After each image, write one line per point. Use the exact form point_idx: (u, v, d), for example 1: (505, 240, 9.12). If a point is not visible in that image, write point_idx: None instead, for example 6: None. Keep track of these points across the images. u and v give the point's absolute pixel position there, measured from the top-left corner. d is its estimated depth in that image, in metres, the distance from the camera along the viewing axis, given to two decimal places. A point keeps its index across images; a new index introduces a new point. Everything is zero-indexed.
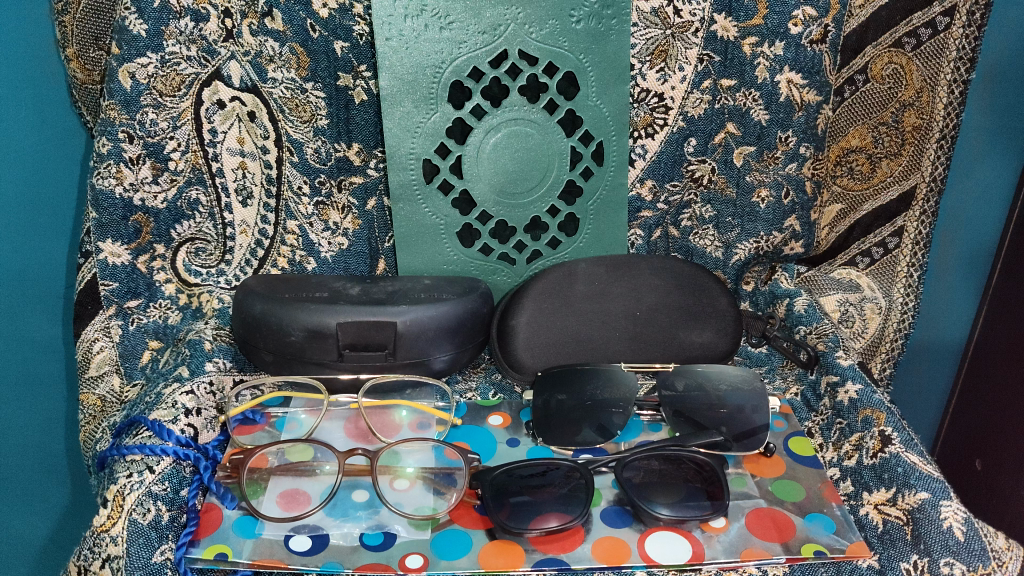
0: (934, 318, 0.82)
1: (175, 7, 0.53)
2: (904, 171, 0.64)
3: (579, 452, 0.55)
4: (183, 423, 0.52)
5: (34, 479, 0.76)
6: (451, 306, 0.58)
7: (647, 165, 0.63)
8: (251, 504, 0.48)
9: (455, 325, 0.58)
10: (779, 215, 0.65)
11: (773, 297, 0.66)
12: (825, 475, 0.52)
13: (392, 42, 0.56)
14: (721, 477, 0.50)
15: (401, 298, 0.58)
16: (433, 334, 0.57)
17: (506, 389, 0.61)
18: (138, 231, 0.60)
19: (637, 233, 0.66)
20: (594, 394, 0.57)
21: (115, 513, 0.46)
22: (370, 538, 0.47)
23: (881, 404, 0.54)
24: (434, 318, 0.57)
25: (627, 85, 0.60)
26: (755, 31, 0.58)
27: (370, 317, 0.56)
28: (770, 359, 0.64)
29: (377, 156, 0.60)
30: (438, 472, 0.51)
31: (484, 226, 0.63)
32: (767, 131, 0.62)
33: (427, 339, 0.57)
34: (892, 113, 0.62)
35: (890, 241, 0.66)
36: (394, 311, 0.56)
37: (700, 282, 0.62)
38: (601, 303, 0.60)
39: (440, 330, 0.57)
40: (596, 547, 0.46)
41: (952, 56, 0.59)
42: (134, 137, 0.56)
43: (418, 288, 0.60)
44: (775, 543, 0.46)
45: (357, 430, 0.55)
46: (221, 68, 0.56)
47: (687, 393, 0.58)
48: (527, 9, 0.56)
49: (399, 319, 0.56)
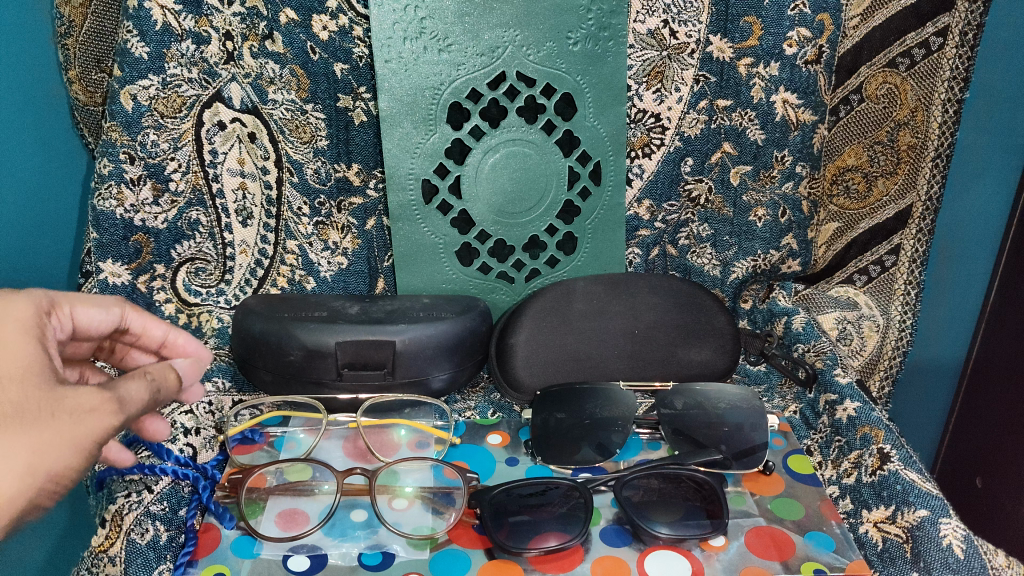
0: (933, 336, 0.82)
1: (176, 29, 0.54)
2: (901, 190, 0.65)
3: (579, 471, 0.55)
4: (181, 442, 0.53)
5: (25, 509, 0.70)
6: (450, 325, 0.58)
7: (645, 185, 0.64)
8: (250, 524, 0.48)
9: (453, 344, 0.58)
10: (777, 233, 0.66)
11: (771, 315, 0.67)
12: (825, 493, 0.52)
13: (391, 64, 0.56)
14: (720, 496, 0.50)
15: (400, 317, 0.58)
16: (432, 353, 0.57)
17: (506, 408, 0.61)
18: (138, 251, 0.60)
19: (636, 252, 0.67)
20: (594, 413, 0.57)
21: (114, 533, 0.46)
22: (369, 558, 0.47)
23: (880, 421, 0.54)
24: (433, 337, 0.57)
25: (625, 106, 0.60)
26: (750, 52, 0.59)
27: (369, 336, 0.56)
28: (768, 378, 0.64)
29: (377, 176, 0.61)
30: (438, 491, 0.51)
31: (483, 245, 0.64)
32: (763, 150, 0.63)
33: (426, 357, 0.57)
34: (888, 132, 0.63)
35: (887, 259, 0.67)
36: (393, 330, 0.56)
37: (699, 300, 0.62)
38: (601, 321, 0.60)
39: (439, 348, 0.57)
40: (596, 566, 0.46)
41: (946, 76, 0.60)
42: (134, 159, 0.57)
43: (417, 307, 0.60)
44: (775, 562, 0.46)
45: (356, 450, 0.56)
46: (222, 90, 0.57)
47: (687, 411, 0.58)
48: (525, 32, 0.57)
49: (398, 338, 0.56)
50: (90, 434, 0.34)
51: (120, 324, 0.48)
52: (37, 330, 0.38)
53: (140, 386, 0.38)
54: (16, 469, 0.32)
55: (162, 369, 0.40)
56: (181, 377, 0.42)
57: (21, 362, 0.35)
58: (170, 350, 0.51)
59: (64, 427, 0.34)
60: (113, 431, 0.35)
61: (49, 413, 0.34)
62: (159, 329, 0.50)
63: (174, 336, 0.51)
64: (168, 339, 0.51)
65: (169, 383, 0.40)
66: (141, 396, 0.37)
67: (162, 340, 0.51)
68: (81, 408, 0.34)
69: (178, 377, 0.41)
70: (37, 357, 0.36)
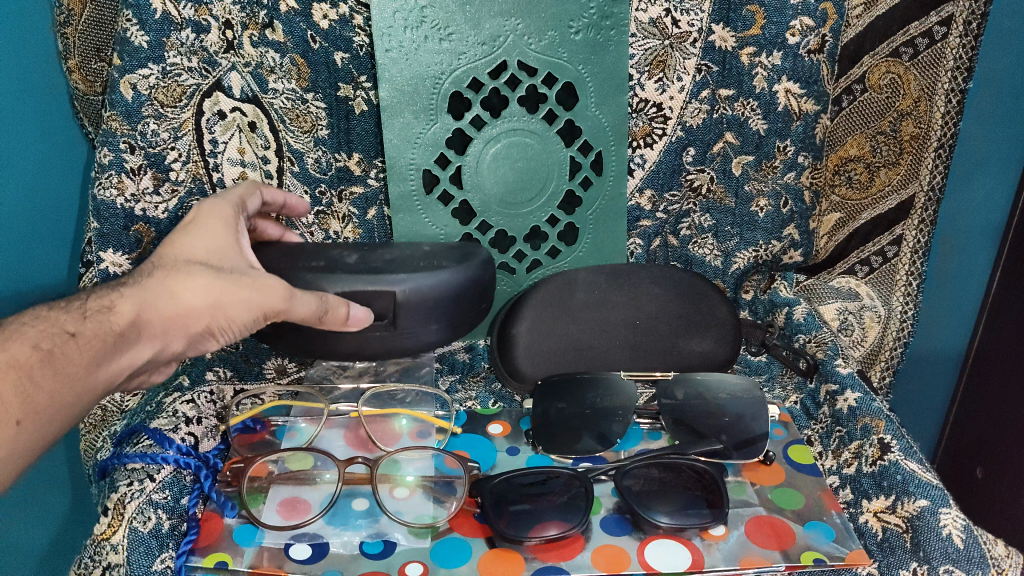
0: (934, 327, 0.82)
1: (176, 18, 0.53)
2: (903, 180, 0.64)
3: (579, 461, 0.55)
4: (183, 432, 0.53)
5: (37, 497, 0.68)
6: (452, 274, 0.53)
7: (647, 175, 0.64)
8: (251, 513, 0.48)
9: (457, 294, 0.53)
10: (778, 224, 0.66)
11: (772, 305, 0.66)
12: (825, 483, 0.52)
13: (392, 53, 0.56)
14: (721, 485, 0.50)
15: (399, 265, 0.53)
16: (434, 303, 0.52)
17: (506, 398, 0.61)
18: (138, 241, 0.59)
19: (637, 242, 0.67)
20: (595, 403, 0.57)
21: (115, 522, 0.46)
22: (370, 546, 0.47)
23: (880, 412, 0.54)
24: (435, 286, 0.52)
25: (626, 96, 0.60)
26: (753, 41, 0.59)
27: (369, 291, 0.51)
28: (770, 368, 0.64)
29: (377, 166, 0.61)
30: (438, 480, 0.52)
31: (484, 236, 0.64)
32: (765, 140, 0.62)
33: (428, 308, 0.52)
34: (891, 122, 0.62)
35: (888, 250, 0.67)
36: (392, 279, 0.51)
37: (699, 290, 0.60)
38: (602, 311, 0.60)
39: (441, 298, 0.52)
40: (596, 555, 0.46)
41: (948, 65, 0.60)
42: (135, 148, 0.56)
43: (417, 256, 0.55)
44: (774, 551, 0.46)
45: (357, 439, 0.56)
46: (222, 79, 0.56)
47: (687, 401, 0.58)
48: (527, 20, 0.57)
49: (397, 288, 0.51)
50: (262, 302, 0.47)
51: (261, 203, 0.57)
52: (233, 218, 0.51)
53: (311, 298, 0.48)
54: (205, 300, 0.46)
55: (337, 299, 0.49)
56: (348, 316, 0.49)
57: (221, 242, 0.49)
58: (288, 211, 0.59)
59: (248, 288, 0.47)
60: (283, 312, 0.48)
61: (240, 275, 0.47)
62: (278, 196, 0.58)
63: (290, 201, 0.59)
64: (288, 202, 0.59)
65: (336, 313, 0.49)
66: (309, 307, 0.48)
67: (283, 204, 0.58)
68: (265, 281, 0.47)
69: (347, 313, 0.49)
70: (231, 240, 0.50)
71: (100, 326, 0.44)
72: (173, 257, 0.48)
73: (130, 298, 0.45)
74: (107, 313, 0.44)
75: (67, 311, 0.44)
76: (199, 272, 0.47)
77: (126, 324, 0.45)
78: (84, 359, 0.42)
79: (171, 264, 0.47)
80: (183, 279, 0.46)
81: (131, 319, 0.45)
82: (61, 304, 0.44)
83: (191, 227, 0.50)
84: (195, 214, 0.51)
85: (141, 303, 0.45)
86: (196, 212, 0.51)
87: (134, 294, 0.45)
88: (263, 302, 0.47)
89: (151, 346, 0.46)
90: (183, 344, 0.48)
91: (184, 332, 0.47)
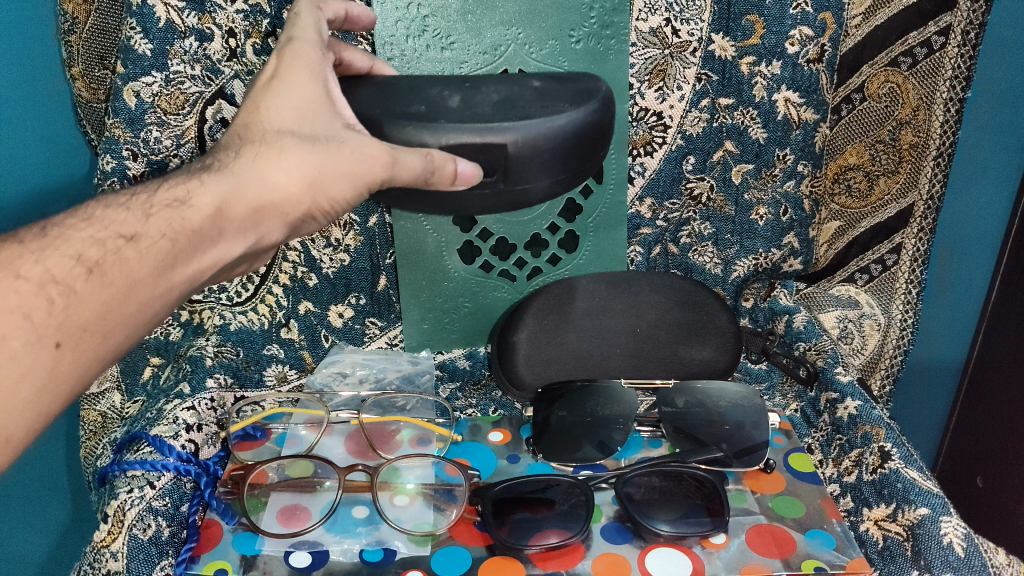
0: (933, 335, 0.82)
1: (179, 26, 0.53)
2: (902, 189, 0.65)
3: (579, 469, 0.56)
4: (183, 439, 0.52)
5: (34, 503, 0.68)
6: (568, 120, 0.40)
7: (647, 183, 0.64)
8: (251, 521, 0.48)
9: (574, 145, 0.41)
10: (777, 232, 0.66)
11: (772, 314, 0.67)
12: (825, 491, 0.52)
13: (394, 62, 0.56)
14: (721, 494, 0.50)
15: (508, 109, 0.41)
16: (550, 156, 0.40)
17: (506, 405, 0.62)
18: None
19: (637, 250, 0.67)
20: (595, 411, 0.57)
21: (115, 529, 0.46)
22: (370, 554, 0.47)
23: (880, 420, 0.54)
24: (553, 134, 0.40)
25: (627, 104, 0.60)
26: (753, 51, 0.59)
27: (475, 140, 0.39)
28: (770, 376, 0.64)
29: None
30: (439, 488, 0.51)
31: (484, 244, 0.63)
32: (764, 149, 0.62)
33: (545, 161, 0.40)
34: (890, 131, 0.63)
35: (887, 258, 0.67)
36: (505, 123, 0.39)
37: (699, 299, 0.61)
38: (601, 319, 0.60)
39: (558, 149, 0.40)
40: (596, 563, 0.46)
41: (947, 75, 0.60)
42: (137, 155, 0.56)
43: (527, 95, 0.42)
44: (775, 560, 0.47)
45: (357, 446, 0.56)
46: (226, 87, 0.57)
47: (688, 409, 0.57)
48: (528, 29, 0.57)
49: (511, 134, 0.39)
50: (366, 175, 0.39)
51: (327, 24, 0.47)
52: (321, 64, 0.42)
53: (415, 156, 0.38)
54: (303, 180, 0.39)
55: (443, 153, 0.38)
56: (457, 173, 0.39)
57: (311, 99, 0.40)
58: (352, 23, 0.50)
59: (347, 156, 0.38)
60: (386, 181, 0.39)
61: (337, 143, 0.39)
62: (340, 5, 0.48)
63: (352, 9, 0.49)
64: (351, 12, 0.49)
65: (445, 173, 0.39)
66: (412, 169, 0.38)
67: (346, 13, 0.49)
68: (365, 143, 0.39)
69: (455, 171, 0.39)
70: (320, 95, 0.41)
71: (172, 223, 0.36)
72: (261, 127, 0.40)
73: (213, 189, 0.38)
74: (182, 207, 0.37)
75: (128, 211, 0.36)
76: (291, 146, 0.38)
77: (205, 219, 0.37)
78: (148, 266, 0.35)
79: (260, 138, 0.39)
80: (275, 156, 0.38)
81: (212, 214, 0.37)
82: (122, 199, 0.37)
83: (275, 82, 0.41)
84: (276, 63, 0.42)
85: (226, 194, 0.37)
86: (279, 61, 0.42)
87: (217, 183, 0.38)
88: (367, 174, 0.39)
89: (244, 242, 0.39)
90: (283, 233, 0.41)
91: (283, 219, 0.40)
